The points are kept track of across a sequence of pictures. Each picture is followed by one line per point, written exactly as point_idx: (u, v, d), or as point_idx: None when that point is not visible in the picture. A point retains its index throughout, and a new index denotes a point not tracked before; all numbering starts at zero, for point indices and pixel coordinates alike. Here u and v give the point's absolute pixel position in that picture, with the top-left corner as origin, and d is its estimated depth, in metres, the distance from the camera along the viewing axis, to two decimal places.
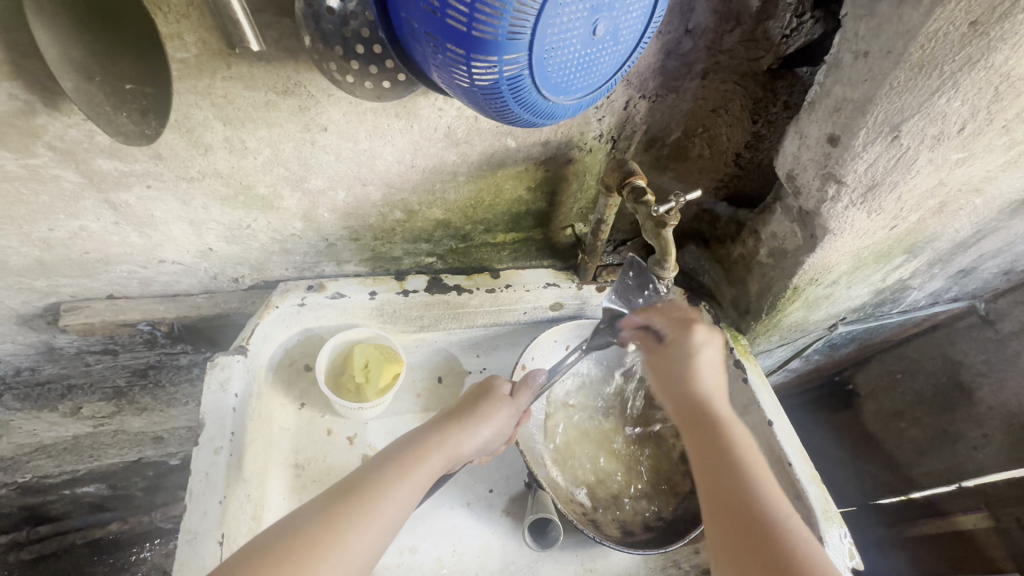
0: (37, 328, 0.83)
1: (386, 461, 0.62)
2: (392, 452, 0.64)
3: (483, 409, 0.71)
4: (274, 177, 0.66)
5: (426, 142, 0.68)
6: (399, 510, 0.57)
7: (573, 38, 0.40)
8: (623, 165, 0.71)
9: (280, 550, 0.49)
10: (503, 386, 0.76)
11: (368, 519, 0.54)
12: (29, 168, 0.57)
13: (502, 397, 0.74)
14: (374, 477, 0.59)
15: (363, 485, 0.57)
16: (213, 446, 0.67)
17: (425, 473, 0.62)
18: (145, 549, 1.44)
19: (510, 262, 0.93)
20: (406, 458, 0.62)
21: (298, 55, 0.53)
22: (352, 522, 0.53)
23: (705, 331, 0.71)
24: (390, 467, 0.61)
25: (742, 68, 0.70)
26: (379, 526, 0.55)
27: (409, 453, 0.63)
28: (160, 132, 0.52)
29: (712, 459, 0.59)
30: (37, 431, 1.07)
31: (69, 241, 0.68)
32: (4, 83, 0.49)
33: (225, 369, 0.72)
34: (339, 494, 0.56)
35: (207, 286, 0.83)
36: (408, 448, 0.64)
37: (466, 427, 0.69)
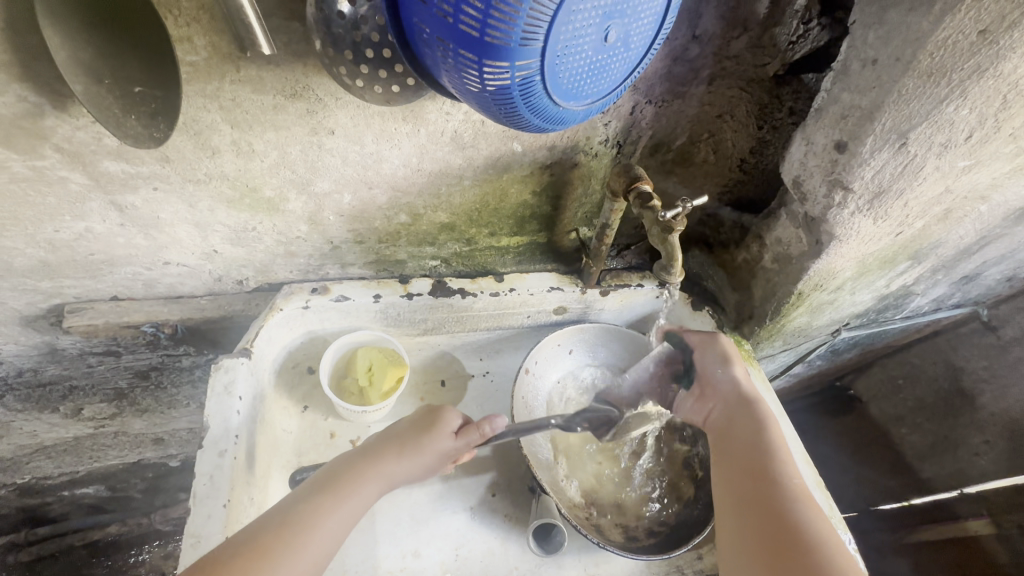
0: (41, 329, 0.83)
1: (315, 487, 0.59)
2: (326, 475, 0.61)
3: (420, 438, 0.65)
4: (280, 179, 0.66)
5: (432, 145, 0.68)
6: (324, 540, 0.55)
7: (585, 44, 0.40)
8: (629, 169, 0.71)
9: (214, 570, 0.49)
10: (452, 419, 0.68)
11: (291, 552, 0.52)
12: (36, 169, 0.57)
13: (445, 431, 0.67)
14: (297, 509, 0.56)
15: (291, 514, 0.55)
16: (217, 449, 0.67)
17: (353, 503, 0.59)
18: (143, 551, 1.43)
19: (514, 265, 0.93)
20: (338, 484, 0.59)
21: (307, 58, 0.53)
22: (278, 552, 0.52)
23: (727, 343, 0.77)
24: (319, 493, 0.58)
25: (748, 74, 0.70)
26: (300, 559, 0.53)
27: (338, 479, 0.60)
28: (170, 134, 0.52)
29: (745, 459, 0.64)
30: (37, 432, 1.07)
31: (74, 242, 0.68)
32: (13, 85, 0.49)
33: (229, 372, 0.72)
34: (272, 520, 0.55)
35: (211, 289, 0.83)
36: (340, 474, 0.61)
37: (403, 456, 0.64)
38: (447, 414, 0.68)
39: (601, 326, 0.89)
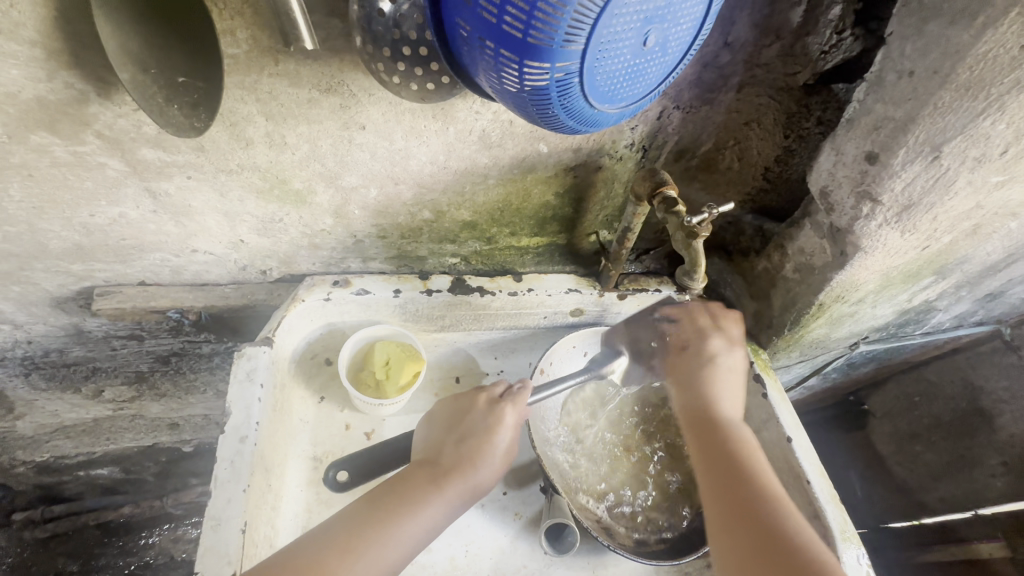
0: (69, 310, 0.85)
1: (376, 498, 0.60)
2: (390, 485, 0.61)
3: (486, 451, 0.65)
4: (310, 172, 0.67)
5: (460, 143, 0.68)
6: (387, 566, 0.56)
7: (624, 47, 0.40)
8: (654, 174, 0.71)
9: None
10: (505, 419, 0.67)
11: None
12: (77, 155, 0.59)
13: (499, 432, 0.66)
14: (354, 531, 0.56)
15: (353, 528, 0.56)
16: (238, 435, 0.68)
17: (423, 523, 0.59)
18: (154, 534, 1.45)
19: (532, 266, 0.94)
20: (407, 499, 0.60)
21: (344, 54, 0.54)
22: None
23: (721, 341, 0.73)
24: (386, 504, 0.59)
25: (777, 83, 0.70)
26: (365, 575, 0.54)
27: (406, 492, 0.60)
28: (209, 124, 0.53)
29: (725, 463, 0.61)
30: (59, 411, 1.10)
31: (108, 227, 0.70)
32: (61, 73, 0.50)
33: (251, 360, 0.73)
34: (334, 540, 0.55)
35: (235, 277, 0.84)
36: (404, 486, 0.61)
37: (470, 467, 0.64)
38: (508, 421, 0.67)
39: None
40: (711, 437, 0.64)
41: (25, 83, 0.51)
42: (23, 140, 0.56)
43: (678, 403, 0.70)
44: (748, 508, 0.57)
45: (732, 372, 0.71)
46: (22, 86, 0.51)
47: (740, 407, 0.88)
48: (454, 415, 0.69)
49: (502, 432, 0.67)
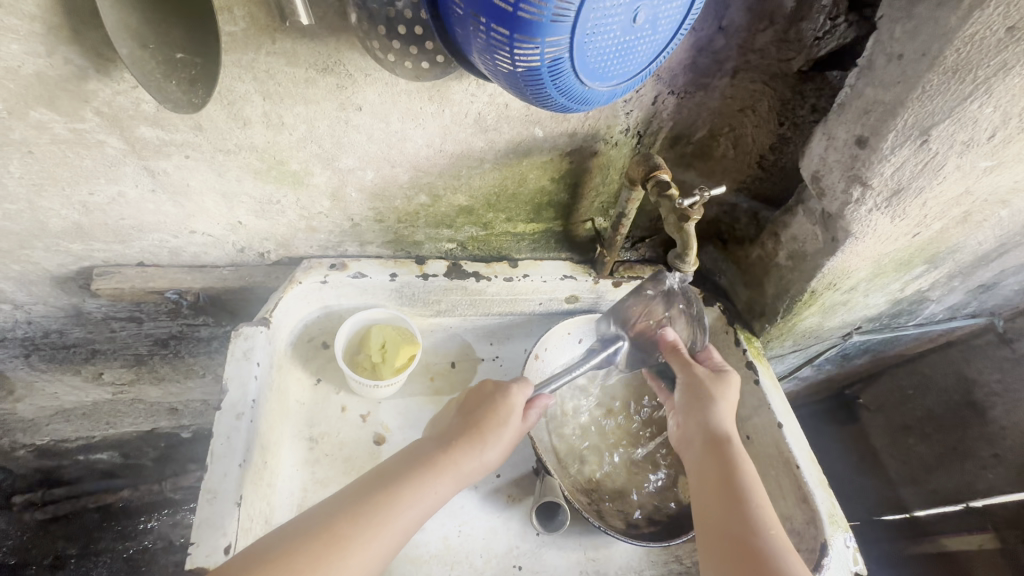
0: (69, 291, 0.86)
1: (386, 475, 0.60)
2: (397, 463, 0.62)
3: (493, 427, 0.66)
4: (306, 154, 0.68)
5: (456, 126, 0.69)
6: (395, 533, 0.56)
7: (614, 23, 0.40)
8: (648, 158, 0.71)
9: (282, 556, 0.51)
10: (517, 400, 0.68)
11: (365, 540, 0.54)
12: (76, 132, 0.60)
13: (507, 410, 0.67)
14: (359, 499, 0.57)
15: (365, 501, 0.57)
16: (235, 412, 0.69)
17: (430, 496, 0.60)
18: (152, 519, 1.45)
19: (529, 252, 0.95)
20: (414, 475, 0.60)
21: (341, 33, 0.55)
22: (344, 540, 0.53)
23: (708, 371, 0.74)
24: (397, 476, 0.60)
25: (771, 69, 0.70)
26: (377, 548, 0.55)
27: (414, 463, 0.62)
28: (208, 101, 0.53)
29: (714, 477, 0.64)
30: (59, 394, 1.14)
31: (107, 205, 0.70)
32: (61, 48, 0.51)
33: (248, 339, 0.74)
34: (345, 505, 0.56)
35: (233, 260, 0.85)
36: (412, 464, 0.62)
37: (475, 443, 0.65)
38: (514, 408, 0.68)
39: None
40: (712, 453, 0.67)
41: (25, 58, 0.51)
42: (23, 116, 0.57)
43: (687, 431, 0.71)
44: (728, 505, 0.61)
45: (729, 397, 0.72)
46: (21, 61, 0.52)
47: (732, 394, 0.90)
48: (466, 396, 0.71)
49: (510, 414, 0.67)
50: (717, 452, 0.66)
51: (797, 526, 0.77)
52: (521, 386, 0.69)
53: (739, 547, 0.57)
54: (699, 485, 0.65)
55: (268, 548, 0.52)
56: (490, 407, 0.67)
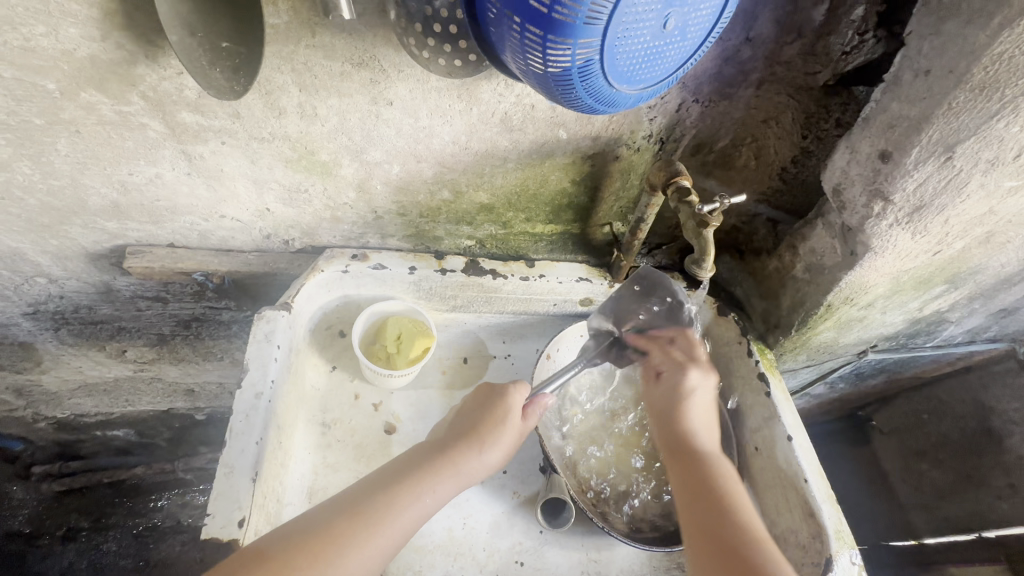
0: (101, 268, 0.89)
1: (384, 477, 0.62)
2: (398, 465, 0.64)
3: (491, 432, 0.67)
4: (336, 145, 0.70)
5: (482, 125, 0.70)
6: (397, 531, 0.58)
7: (644, 28, 0.42)
8: (670, 164, 0.71)
9: (289, 551, 0.53)
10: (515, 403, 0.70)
11: (366, 539, 0.56)
12: (122, 114, 0.63)
13: (507, 415, 0.69)
14: (363, 498, 0.59)
15: (363, 504, 0.58)
16: (254, 391, 0.71)
17: (431, 497, 0.62)
18: (162, 497, 1.52)
19: (545, 253, 0.96)
20: (413, 475, 0.62)
21: (378, 30, 0.57)
22: (347, 538, 0.55)
23: (699, 373, 0.73)
24: (398, 477, 0.62)
25: (797, 81, 0.70)
26: (375, 547, 0.56)
27: (414, 465, 0.64)
28: (249, 88, 0.55)
29: (696, 481, 0.64)
30: (83, 368, 1.18)
31: (144, 186, 0.73)
32: (115, 33, 0.54)
33: (270, 322, 0.76)
34: (348, 504, 0.58)
35: (259, 246, 0.88)
36: (411, 466, 0.64)
37: (473, 449, 0.66)
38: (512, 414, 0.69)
39: None
40: (692, 461, 0.66)
41: (81, 41, 0.54)
42: (74, 97, 0.60)
43: (659, 432, 0.71)
44: (711, 513, 0.60)
45: (711, 401, 0.73)
46: (77, 44, 0.54)
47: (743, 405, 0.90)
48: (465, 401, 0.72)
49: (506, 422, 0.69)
50: (702, 461, 0.66)
51: (802, 540, 0.77)
52: (519, 390, 0.70)
53: (720, 550, 0.56)
54: (683, 491, 0.64)
55: (274, 545, 0.54)
56: (490, 411, 0.69)
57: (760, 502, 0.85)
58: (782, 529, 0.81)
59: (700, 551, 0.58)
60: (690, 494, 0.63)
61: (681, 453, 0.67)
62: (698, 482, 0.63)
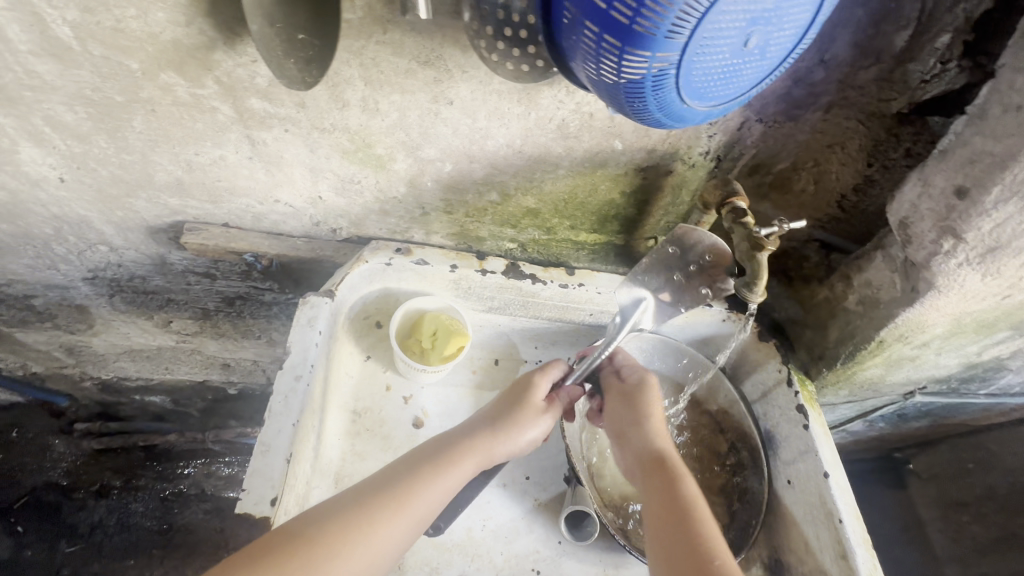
0: (159, 241, 0.93)
1: (429, 459, 0.63)
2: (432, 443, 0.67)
3: (522, 418, 0.71)
4: (393, 140, 0.72)
5: (538, 130, 0.70)
6: (433, 501, 0.61)
7: (725, 45, 0.41)
8: (727, 183, 0.70)
9: (338, 517, 0.56)
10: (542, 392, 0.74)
11: (408, 506, 0.59)
12: (195, 97, 0.65)
13: (537, 403, 0.73)
14: (405, 469, 0.62)
15: (405, 473, 0.62)
16: (294, 373, 0.72)
17: (462, 474, 0.65)
18: (189, 465, 1.59)
19: (586, 262, 0.95)
20: (448, 452, 0.66)
21: (446, 29, 0.57)
22: (392, 504, 0.58)
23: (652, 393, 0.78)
24: (434, 452, 0.65)
25: (869, 108, 0.68)
26: (414, 515, 0.59)
27: (449, 442, 0.67)
28: (319, 80, 0.57)
29: (658, 496, 0.67)
30: (130, 334, 1.23)
31: (207, 166, 0.76)
32: (199, 19, 0.56)
33: (313, 308, 0.78)
34: (390, 474, 0.61)
35: (307, 232, 0.90)
36: (445, 443, 0.67)
37: (500, 434, 0.69)
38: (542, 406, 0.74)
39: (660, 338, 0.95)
40: (651, 476, 0.69)
41: (167, 25, 0.57)
42: (153, 78, 0.63)
43: (624, 451, 0.75)
44: (675, 526, 0.63)
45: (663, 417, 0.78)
46: (162, 28, 0.57)
47: (778, 435, 0.90)
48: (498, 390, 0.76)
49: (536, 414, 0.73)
50: (665, 473, 0.69)
51: None
52: (545, 377, 0.76)
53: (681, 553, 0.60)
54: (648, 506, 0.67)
55: (324, 514, 0.56)
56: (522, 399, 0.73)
57: (788, 536, 0.85)
58: (810, 566, 0.81)
59: (665, 556, 0.61)
60: (656, 507, 0.66)
61: (646, 469, 0.71)
62: (662, 494, 0.67)
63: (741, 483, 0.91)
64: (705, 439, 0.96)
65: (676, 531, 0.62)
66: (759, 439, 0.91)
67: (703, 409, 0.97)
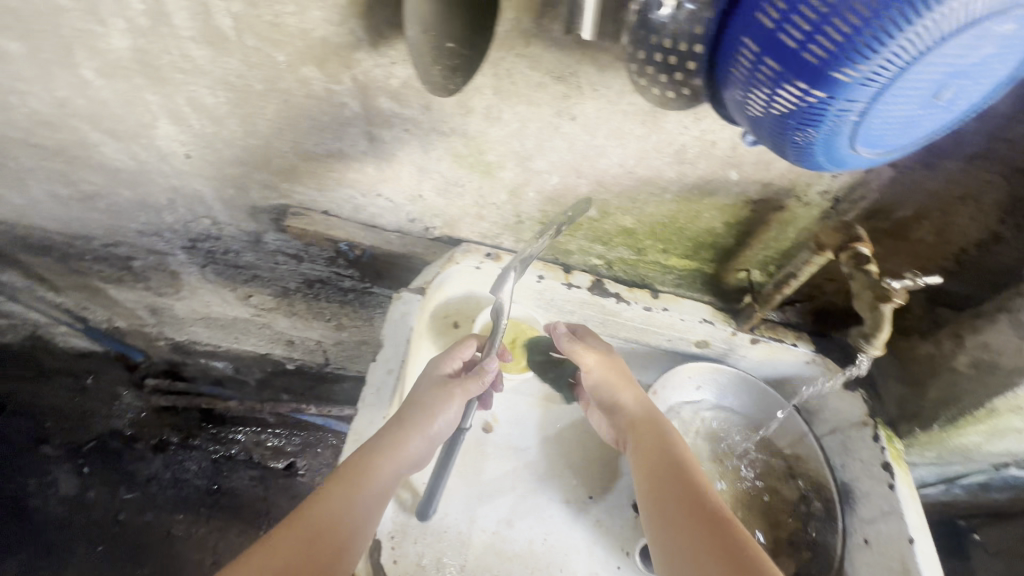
0: (259, 221, 0.98)
1: (348, 467, 0.68)
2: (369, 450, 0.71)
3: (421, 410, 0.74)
4: (507, 149, 0.72)
5: (655, 153, 0.70)
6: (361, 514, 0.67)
7: (915, 97, 0.39)
8: (848, 227, 0.67)
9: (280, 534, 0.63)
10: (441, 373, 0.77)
11: (336, 523, 0.65)
12: (329, 91, 0.68)
13: (439, 387, 0.76)
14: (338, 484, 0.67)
15: (338, 489, 0.67)
16: (386, 367, 0.77)
17: (381, 483, 0.69)
18: (240, 431, 1.63)
19: (671, 286, 0.94)
20: (376, 463, 0.69)
21: (587, 48, 0.57)
22: (324, 523, 0.64)
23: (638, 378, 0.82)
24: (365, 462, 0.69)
25: (1017, 163, 0.64)
26: (343, 529, 0.65)
27: (381, 452, 0.70)
28: (461, 88, 0.58)
29: (665, 477, 0.72)
30: (212, 304, 1.29)
31: (323, 157, 0.79)
32: (353, 21, 0.58)
33: (406, 303, 0.82)
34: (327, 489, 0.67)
35: (401, 227, 0.92)
36: (378, 453, 0.70)
37: (409, 433, 0.72)
38: (457, 390, 0.76)
39: (737, 373, 0.94)
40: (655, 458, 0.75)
41: (321, 24, 0.59)
42: (295, 71, 0.65)
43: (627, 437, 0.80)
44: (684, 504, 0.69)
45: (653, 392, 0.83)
46: (316, 25, 0.59)
47: (860, 490, 0.86)
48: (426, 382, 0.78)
49: (449, 399, 0.75)
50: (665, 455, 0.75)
51: None
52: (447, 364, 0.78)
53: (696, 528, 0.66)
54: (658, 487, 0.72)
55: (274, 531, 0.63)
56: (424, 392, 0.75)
57: None
58: None
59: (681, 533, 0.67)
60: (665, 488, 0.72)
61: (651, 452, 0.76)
62: (668, 476, 0.72)
63: (813, 535, 0.88)
64: (777, 484, 0.92)
65: (688, 508, 0.68)
66: (836, 491, 0.88)
67: (776, 452, 0.94)
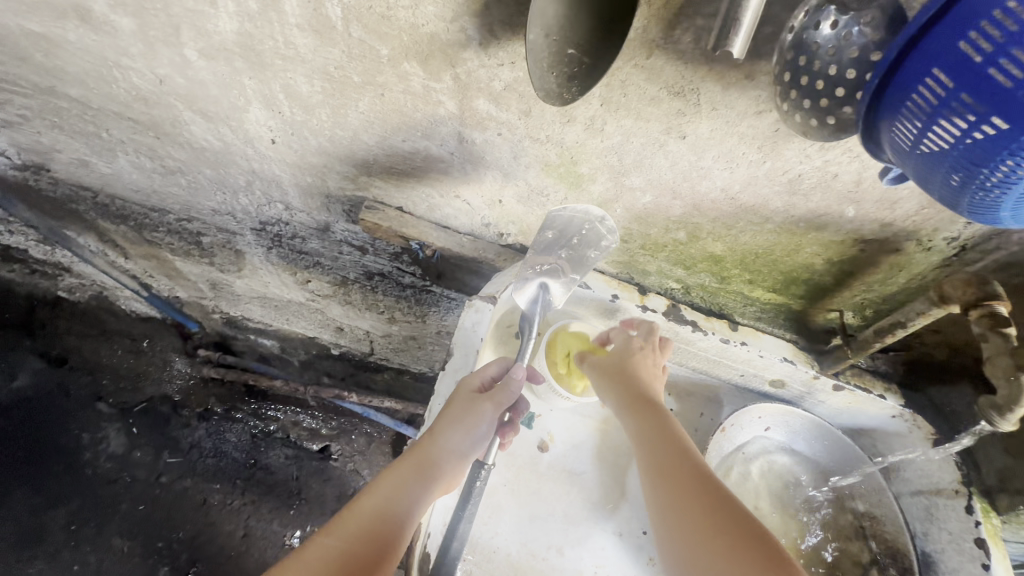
0: (331, 210, 0.97)
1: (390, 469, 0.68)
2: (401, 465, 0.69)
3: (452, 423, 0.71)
4: (602, 162, 0.68)
5: (765, 180, 0.64)
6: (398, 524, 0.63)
7: None
8: (985, 282, 0.61)
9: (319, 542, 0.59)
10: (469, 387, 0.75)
11: (374, 531, 0.61)
12: (427, 88, 0.65)
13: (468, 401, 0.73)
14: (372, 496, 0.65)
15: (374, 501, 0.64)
16: (455, 376, 0.80)
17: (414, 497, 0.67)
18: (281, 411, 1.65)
19: (751, 319, 0.88)
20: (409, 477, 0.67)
21: (715, 64, 0.53)
22: (363, 531, 0.60)
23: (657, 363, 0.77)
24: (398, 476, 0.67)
25: None
26: (383, 539, 0.61)
27: (412, 465, 0.69)
28: (576, 99, 0.55)
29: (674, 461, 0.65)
30: (271, 285, 1.30)
31: (408, 154, 0.77)
32: (467, 18, 0.55)
33: (478, 312, 0.81)
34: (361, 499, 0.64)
35: (474, 231, 0.90)
36: (409, 468, 0.69)
37: (439, 444, 0.70)
38: (487, 401, 0.73)
39: (815, 421, 0.87)
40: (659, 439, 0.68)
41: (433, 19, 0.57)
42: (396, 66, 0.63)
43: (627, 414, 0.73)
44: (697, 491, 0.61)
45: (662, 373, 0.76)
46: (427, 21, 0.57)
47: (945, 565, 0.78)
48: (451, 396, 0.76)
49: (482, 413, 0.72)
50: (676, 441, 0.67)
51: None
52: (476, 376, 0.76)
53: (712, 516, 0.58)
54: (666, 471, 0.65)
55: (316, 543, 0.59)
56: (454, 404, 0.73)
57: None
58: None
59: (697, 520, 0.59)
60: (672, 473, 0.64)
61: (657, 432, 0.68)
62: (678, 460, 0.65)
63: None
64: (848, 544, 0.85)
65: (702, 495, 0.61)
66: (917, 561, 0.80)
67: (849, 508, 0.87)
